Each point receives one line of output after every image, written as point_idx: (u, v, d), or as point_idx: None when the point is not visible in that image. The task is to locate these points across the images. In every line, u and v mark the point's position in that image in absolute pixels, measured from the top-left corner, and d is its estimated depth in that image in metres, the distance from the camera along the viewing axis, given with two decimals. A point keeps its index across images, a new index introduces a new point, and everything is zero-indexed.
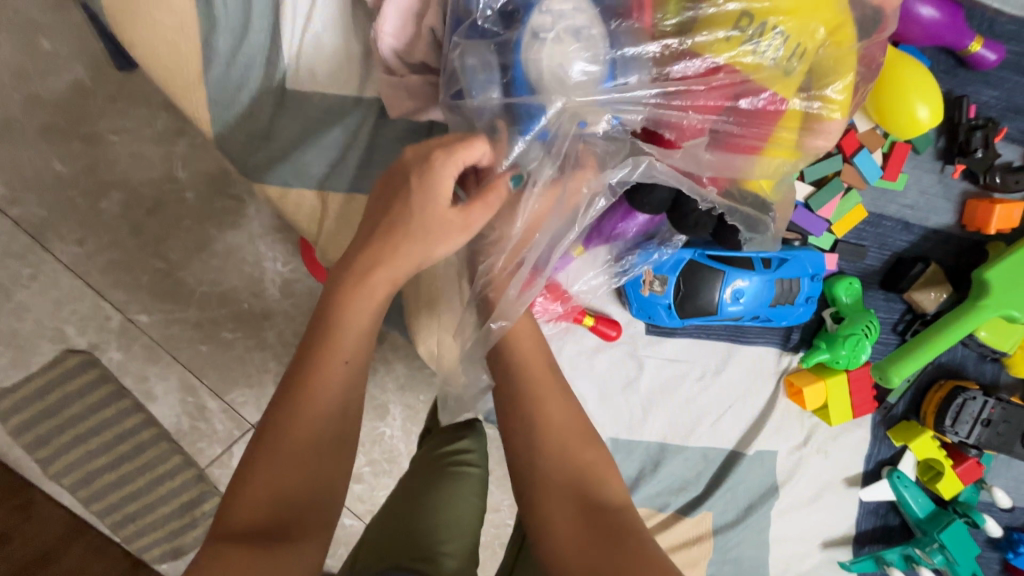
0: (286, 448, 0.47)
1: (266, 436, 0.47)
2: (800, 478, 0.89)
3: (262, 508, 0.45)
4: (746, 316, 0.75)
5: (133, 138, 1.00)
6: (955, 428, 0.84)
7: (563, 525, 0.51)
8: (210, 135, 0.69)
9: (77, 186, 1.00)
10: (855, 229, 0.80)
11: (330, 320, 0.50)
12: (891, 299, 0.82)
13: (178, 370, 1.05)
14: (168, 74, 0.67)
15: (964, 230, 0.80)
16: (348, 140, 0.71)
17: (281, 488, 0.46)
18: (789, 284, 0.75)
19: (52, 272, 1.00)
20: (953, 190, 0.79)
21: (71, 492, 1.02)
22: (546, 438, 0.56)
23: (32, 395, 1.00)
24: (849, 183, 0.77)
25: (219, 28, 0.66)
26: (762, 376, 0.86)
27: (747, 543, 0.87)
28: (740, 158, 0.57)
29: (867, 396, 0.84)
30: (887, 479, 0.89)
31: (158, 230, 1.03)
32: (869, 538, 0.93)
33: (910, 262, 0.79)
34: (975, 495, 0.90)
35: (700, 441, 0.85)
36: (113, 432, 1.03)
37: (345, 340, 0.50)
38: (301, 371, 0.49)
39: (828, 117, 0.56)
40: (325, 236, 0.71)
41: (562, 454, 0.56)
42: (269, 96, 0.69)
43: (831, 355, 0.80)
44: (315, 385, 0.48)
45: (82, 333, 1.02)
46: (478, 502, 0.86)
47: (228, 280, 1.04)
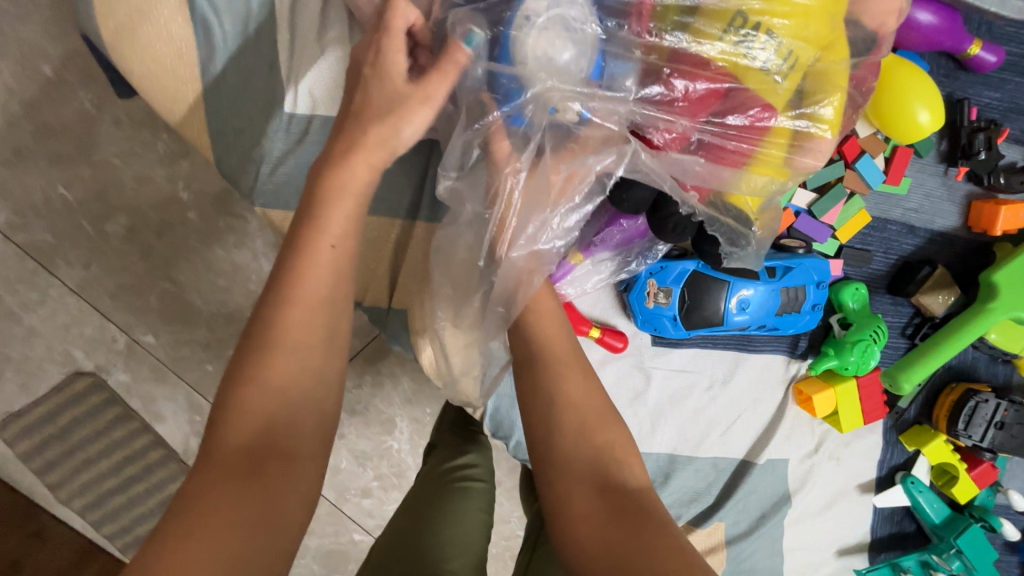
0: (270, 370, 0.43)
1: (254, 333, 0.45)
2: (813, 486, 0.88)
3: (248, 432, 0.42)
4: (752, 326, 0.74)
5: (137, 160, 1.01)
6: (968, 431, 0.82)
7: (581, 506, 0.50)
8: (212, 159, 0.70)
9: (82, 210, 1.01)
10: (859, 234, 0.80)
11: (314, 206, 0.48)
12: (899, 303, 0.81)
13: (185, 390, 1.05)
14: (169, 100, 0.67)
15: (971, 231, 0.79)
16: None
17: (268, 411, 0.43)
18: (795, 292, 0.74)
19: (60, 296, 1.01)
20: (957, 192, 0.79)
21: (82, 515, 1.02)
22: (567, 413, 0.54)
23: (43, 418, 1.01)
24: (852, 188, 0.76)
25: (219, 56, 0.66)
26: (771, 384, 0.85)
27: (761, 553, 0.87)
28: (726, 175, 0.58)
29: (878, 402, 0.83)
30: (901, 485, 0.88)
31: (164, 251, 1.03)
32: (885, 545, 0.92)
33: (917, 264, 0.78)
34: (991, 498, 0.89)
35: (710, 451, 0.84)
36: (123, 453, 1.03)
37: (323, 247, 0.47)
38: (287, 260, 0.46)
39: (818, 136, 0.56)
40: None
41: (582, 435, 0.53)
42: (270, 119, 0.69)
43: (840, 361, 0.79)
44: (303, 273, 0.46)
45: (90, 355, 1.02)
46: (485, 516, 0.87)
47: (233, 298, 1.05)
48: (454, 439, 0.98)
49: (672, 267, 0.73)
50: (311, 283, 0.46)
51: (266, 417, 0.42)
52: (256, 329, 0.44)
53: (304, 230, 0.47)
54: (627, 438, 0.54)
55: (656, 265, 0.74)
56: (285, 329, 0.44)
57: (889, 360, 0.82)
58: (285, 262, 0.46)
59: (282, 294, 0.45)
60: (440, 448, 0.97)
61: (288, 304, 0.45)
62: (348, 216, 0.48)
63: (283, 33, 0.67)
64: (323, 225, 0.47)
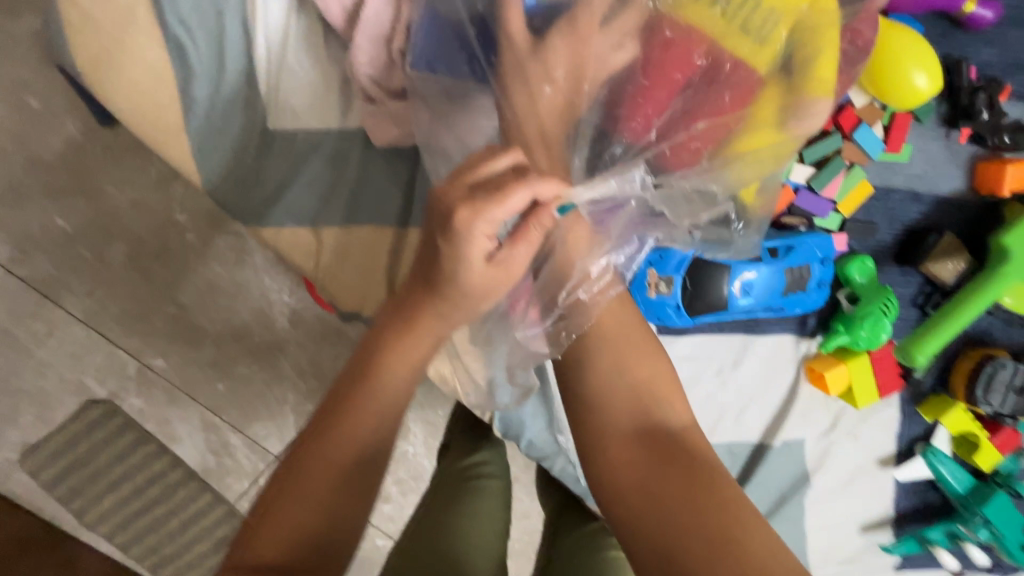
0: (305, 483, 0.46)
1: (303, 449, 0.47)
2: (831, 465, 0.88)
3: (277, 543, 0.44)
4: (757, 308, 0.72)
5: (132, 186, 1.01)
6: (988, 398, 0.80)
7: (622, 443, 0.56)
8: (199, 182, 0.69)
9: (81, 239, 1.01)
10: (863, 205, 0.77)
11: (377, 348, 0.51)
12: (908, 273, 0.79)
13: (199, 410, 1.05)
14: (151, 126, 0.66)
15: (978, 194, 0.77)
16: (337, 173, 0.70)
17: (297, 528, 0.45)
18: (802, 273, 0.71)
19: (68, 326, 1.01)
20: (961, 155, 0.76)
21: (108, 538, 1.03)
22: (607, 352, 0.59)
23: (62, 447, 1.01)
24: (850, 159, 0.74)
25: (197, 76, 0.65)
26: (782, 365, 0.83)
27: (783, 534, 0.88)
28: (719, 136, 0.55)
29: (892, 374, 0.81)
30: (922, 457, 0.87)
31: (166, 274, 1.03)
32: (910, 518, 0.91)
33: (924, 233, 0.77)
34: (1015, 465, 0.85)
35: (724, 437, 0.84)
36: (143, 476, 1.04)
37: (383, 388, 0.50)
38: (349, 390, 0.50)
39: (810, 95, 0.56)
40: (326, 272, 0.71)
41: (620, 369, 0.59)
42: (252, 138, 0.68)
43: (851, 337, 0.77)
44: (358, 406, 0.49)
45: (102, 383, 1.03)
46: (501, 517, 0.88)
47: (238, 315, 1.05)
48: (466, 438, 0.98)
49: (672, 255, 0.70)
50: (361, 415, 0.48)
51: (294, 533, 0.44)
52: (303, 445, 0.48)
53: (364, 365, 0.51)
54: (664, 374, 0.60)
55: (658, 254, 0.71)
56: (327, 449, 0.47)
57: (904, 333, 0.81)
58: (342, 390, 0.50)
59: (337, 422, 0.48)
60: (452, 449, 0.97)
61: (335, 428, 0.48)
62: (408, 364, 0.51)
63: (258, 47, 0.66)
64: (382, 368, 0.50)
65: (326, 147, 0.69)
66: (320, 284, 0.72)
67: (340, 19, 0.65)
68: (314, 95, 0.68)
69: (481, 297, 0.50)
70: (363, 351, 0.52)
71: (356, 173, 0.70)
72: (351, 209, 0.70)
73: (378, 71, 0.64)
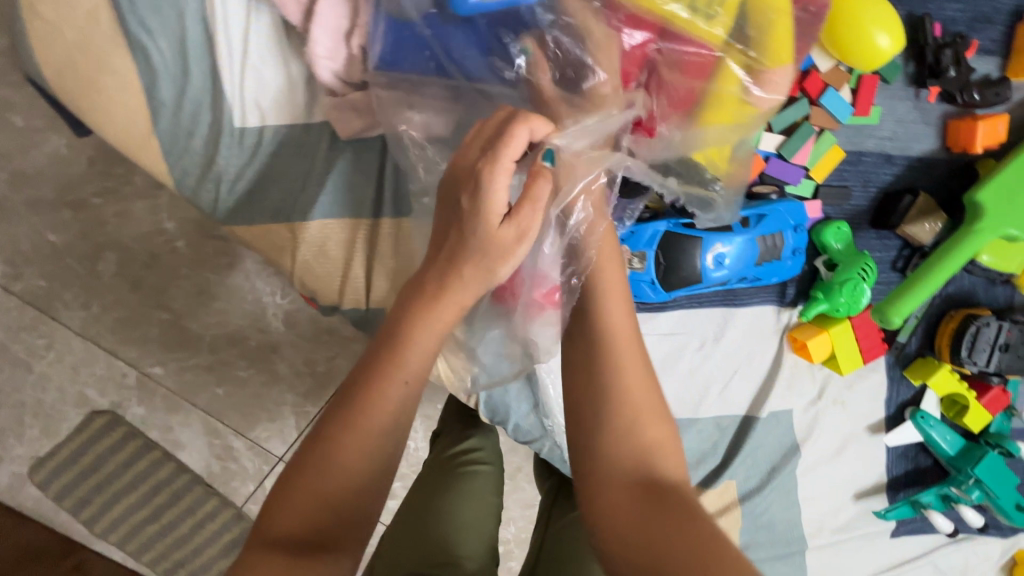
0: (331, 464, 0.44)
1: (328, 422, 0.45)
2: (820, 433, 0.88)
3: (301, 516, 0.43)
4: (732, 280, 0.72)
5: (119, 197, 1.02)
6: (973, 357, 0.79)
7: (619, 508, 0.49)
8: (176, 186, 0.69)
9: (72, 252, 1.02)
10: (836, 171, 0.77)
11: (406, 317, 0.46)
12: (885, 237, 0.79)
13: (200, 415, 1.07)
14: (123, 132, 0.67)
15: (951, 153, 0.76)
16: (311, 168, 0.70)
17: (320, 504, 0.43)
18: (775, 241, 0.71)
19: (65, 339, 1.03)
20: (931, 114, 0.76)
21: (119, 547, 1.04)
22: (614, 399, 0.52)
23: (67, 459, 1.03)
24: (820, 126, 0.73)
25: (163, 78, 0.65)
26: (764, 336, 0.83)
27: (776, 506, 0.89)
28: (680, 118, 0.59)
29: (875, 340, 0.81)
30: (911, 421, 0.87)
31: (158, 282, 1.05)
32: (902, 483, 0.92)
33: (898, 195, 0.76)
34: (1006, 423, 0.87)
35: (710, 411, 0.84)
36: (150, 483, 1.05)
37: (410, 363, 0.45)
38: (375, 363, 0.45)
39: (768, 69, 0.57)
40: (311, 270, 0.72)
41: (632, 430, 0.52)
42: (222, 137, 0.68)
43: (830, 304, 0.77)
44: (385, 384, 0.45)
45: (103, 393, 1.04)
46: (493, 499, 0.88)
47: (232, 320, 1.06)
48: (456, 424, 0.98)
49: (643, 230, 0.70)
50: (390, 395, 0.45)
51: (317, 508, 0.43)
52: (328, 420, 0.45)
53: (392, 337, 0.46)
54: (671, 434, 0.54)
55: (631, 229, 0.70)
56: (356, 429, 0.44)
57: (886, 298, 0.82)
58: (368, 363, 0.46)
59: (362, 398, 0.45)
60: (444, 436, 0.98)
61: (361, 407, 0.44)
62: (437, 335, 0.46)
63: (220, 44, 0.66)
64: (411, 344, 0.45)
65: (292, 141, 0.69)
66: (305, 282, 0.73)
67: (294, 12, 0.64)
68: (275, 89, 0.68)
69: (501, 264, 0.46)
70: (390, 318, 0.47)
71: (327, 164, 0.69)
72: (329, 203, 0.70)
73: (338, 64, 0.64)
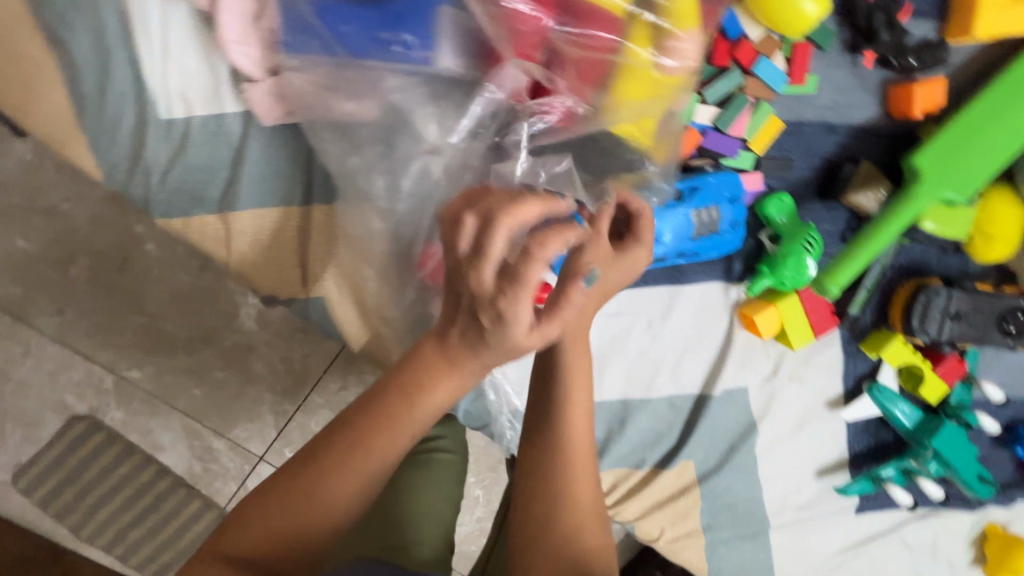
0: (319, 494, 0.46)
1: (318, 457, 0.47)
2: (777, 410, 0.87)
3: (274, 539, 0.46)
4: (671, 256, 0.72)
5: (88, 202, 1.03)
6: (924, 327, 0.78)
7: None
8: (127, 186, 0.69)
9: (46, 259, 1.03)
10: (777, 142, 0.75)
11: (413, 381, 0.45)
12: (833, 209, 0.78)
13: (179, 418, 1.07)
14: (72, 133, 0.67)
15: (893, 120, 0.75)
16: (265, 159, 0.70)
17: (293, 528, 0.46)
18: (711, 217, 0.72)
19: (42, 345, 1.04)
20: (870, 81, 0.74)
21: (108, 550, 1.04)
22: (565, 498, 0.54)
23: (50, 465, 1.04)
24: (756, 96, 0.72)
25: (105, 77, 0.66)
26: (714, 313, 0.82)
27: (737, 484, 0.88)
28: (590, 94, 0.61)
29: (825, 313, 0.80)
30: (868, 394, 0.86)
31: (131, 285, 1.05)
32: (865, 457, 0.91)
33: (839, 163, 0.76)
34: (966, 394, 0.85)
35: (663, 391, 0.83)
36: (133, 486, 1.05)
37: (412, 420, 0.46)
38: (374, 419, 0.46)
39: (673, 35, 0.58)
40: (269, 264, 0.72)
41: (574, 533, 0.54)
42: (168, 134, 0.68)
43: (775, 278, 0.76)
44: (378, 442, 0.46)
45: (82, 399, 1.05)
46: (455, 488, 0.89)
47: (206, 320, 1.07)
48: None
49: None
50: (386, 447, 0.46)
51: (291, 533, 0.46)
52: (316, 460, 0.47)
53: (398, 390, 0.45)
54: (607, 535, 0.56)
55: None
56: (348, 469, 0.46)
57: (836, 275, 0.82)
58: (369, 409, 0.46)
59: (353, 446, 0.46)
60: None
61: (356, 451, 0.46)
62: (444, 400, 0.46)
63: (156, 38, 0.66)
64: (415, 405, 0.45)
65: (223, 132, 0.69)
66: (264, 277, 0.72)
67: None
68: (201, 79, 0.67)
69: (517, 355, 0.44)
70: (398, 372, 0.46)
71: (269, 158, 0.70)
72: (282, 197, 0.71)
73: (253, 49, 0.63)
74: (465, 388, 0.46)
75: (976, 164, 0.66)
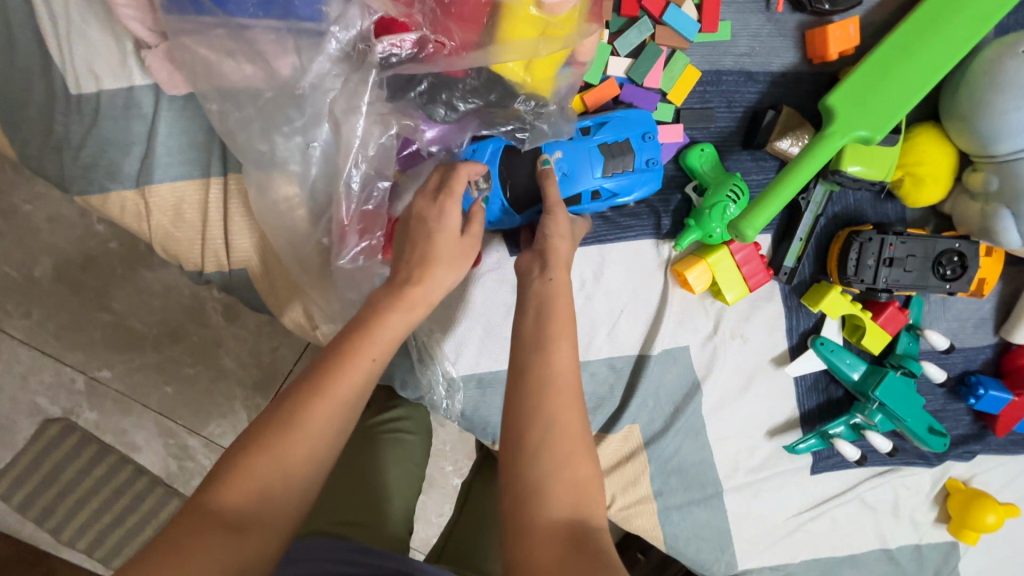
0: (295, 432, 0.41)
1: (286, 403, 0.42)
2: (721, 367, 0.85)
3: (236, 498, 0.39)
4: (584, 193, 0.70)
5: (48, 202, 1.03)
6: (860, 275, 0.77)
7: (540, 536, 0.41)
8: (68, 174, 0.69)
9: (9, 261, 1.03)
10: (696, 93, 0.75)
11: (372, 311, 0.47)
12: (760, 159, 0.77)
13: (152, 416, 1.07)
14: (16, 125, 0.68)
15: (813, 65, 0.75)
16: (207, 139, 0.71)
17: (260, 484, 0.40)
18: (622, 149, 0.69)
19: (10, 347, 1.03)
20: (787, 25, 0.75)
21: (87, 553, 1.05)
22: (556, 445, 0.44)
23: (24, 470, 1.03)
24: (670, 46, 0.72)
25: (40, 67, 0.67)
26: (647, 272, 0.81)
27: (687, 447, 0.86)
28: (477, 33, 0.60)
29: (758, 265, 0.79)
30: (813, 349, 0.85)
31: (97, 284, 1.05)
32: (815, 415, 0.89)
33: (762, 111, 0.74)
34: (912, 344, 0.85)
35: (602, 353, 0.82)
36: (111, 487, 1.05)
37: (375, 344, 0.45)
38: (340, 351, 0.44)
39: None
40: (212, 245, 0.72)
41: (561, 458, 0.44)
42: (108, 119, 0.69)
43: (703, 231, 0.75)
44: (344, 372, 0.43)
45: (54, 401, 1.04)
46: (416, 470, 0.86)
47: (173, 316, 1.07)
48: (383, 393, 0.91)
49: (484, 147, 0.67)
50: (354, 379, 0.44)
51: (256, 488, 0.40)
52: (282, 404, 0.42)
53: (361, 324, 0.46)
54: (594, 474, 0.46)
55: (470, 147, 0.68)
56: (317, 408, 0.42)
57: (770, 230, 0.81)
58: (337, 343, 0.45)
59: (318, 382, 0.43)
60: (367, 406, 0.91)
61: (330, 382, 0.43)
62: (404, 325, 0.47)
63: (89, 22, 0.66)
64: (378, 328, 0.46)
65: (135, 105, 0.69)
66: (212, 260, 0.72)
67: None
68: (123, 56, 0.67)
69: (455, 274, 0.51)
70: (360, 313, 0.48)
71: (210, 139, 0.71)
72: (223, 176, 0.71)
73: (142, 13, 0.63)
74: (421, 318, 0.49)
75: (888, 103, 0.66)
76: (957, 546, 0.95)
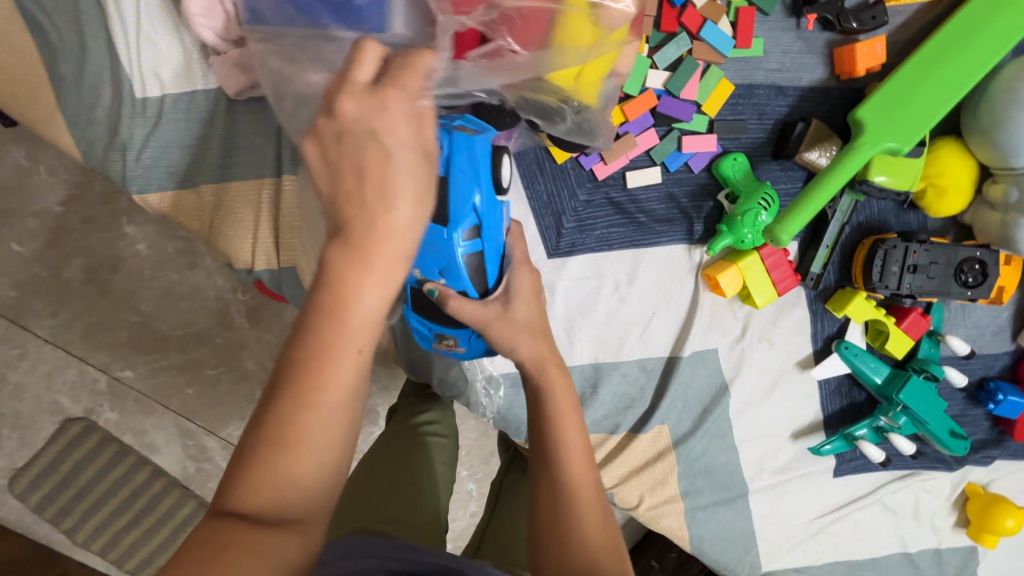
0: (294, 431, 0.40)
1: (277, 400, 0.40)
2: (749, 370, 0.88)
3: (261, 499, 0.39)
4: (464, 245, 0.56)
5: (81, 203, 1.04)
6: (885, 281, 0.81)
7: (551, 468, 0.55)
8: (121, 175, 0.72)
9: (40, 261, 1.04)
10: (729, 105, 0.79)
11: (340, 288, 0.42)
12: (789, 169, 0.81)
13: (172, 417, 1.09)
14: (71, 128, 0.70)
15: (841, 80, 0.79)
16: (257, 143, 0.74)
17: (279, 485, 0.40)
18: None
19: (37, 347, 1.04)
20: (816, 43, 0.79)
21: (102, 555, 1.06)
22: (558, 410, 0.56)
23: (45, 470, 1.04)
24: (705, 60, 0.76)
25: (98, 72, 0.70)
26: (678, 276, 0.84)
27: (713, 449, 0.88)
28: (536, 47, 0.61)
29: (787, 270, 0.82)
30: (837, 353, 0.87)
31: (125, 285, 1.06)
32: (840, 418, 0.92)
33: (792, 124, 0.78)
34: (932, 349, 0.88)
35: (633, 354, 0.85)
36: (128, 489, 1.06)
37: (355, 328, 0.42)
38: (316, 341, 0.41)
39: None
40: (261, 245, 0.75)
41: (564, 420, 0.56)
42: (161, 125, 0.72)
43: (735, 237, 0.78)
44: (326, 367, 0.41)
45: (77, 401, 1.06)
46: (449, 473, 0.88)
47: (200, 319, 1.09)
48: (414, 397, 0.94)
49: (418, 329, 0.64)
50: (338, 367, 0.41)
51: (277, 489, 0.40)
52: (276, 403, 0.40)
53: (334, 306, 0.41)
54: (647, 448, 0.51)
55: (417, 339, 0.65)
56: (314, 402, 0.41)
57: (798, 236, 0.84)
58: (306, 333, 0.41)
59: (307, 377, 0.41)
60: (398, 411, 0.93)
61: (314, 373, 0.41)
62: (382, 295, 0.43)
63: (149, 31, 0.69)
64: (351, 307, 0.42)
65: (196, 110, 0.72)
66: (252, 261, 0.75)
67: None
68: (183, 63, 0.71)
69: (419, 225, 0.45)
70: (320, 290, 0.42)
71: (256, 145, 0.74)
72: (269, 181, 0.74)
73: (213, 21, 0.67)
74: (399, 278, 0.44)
75: (917, 117, 0.70)
76: (976, 551, 0.96)
